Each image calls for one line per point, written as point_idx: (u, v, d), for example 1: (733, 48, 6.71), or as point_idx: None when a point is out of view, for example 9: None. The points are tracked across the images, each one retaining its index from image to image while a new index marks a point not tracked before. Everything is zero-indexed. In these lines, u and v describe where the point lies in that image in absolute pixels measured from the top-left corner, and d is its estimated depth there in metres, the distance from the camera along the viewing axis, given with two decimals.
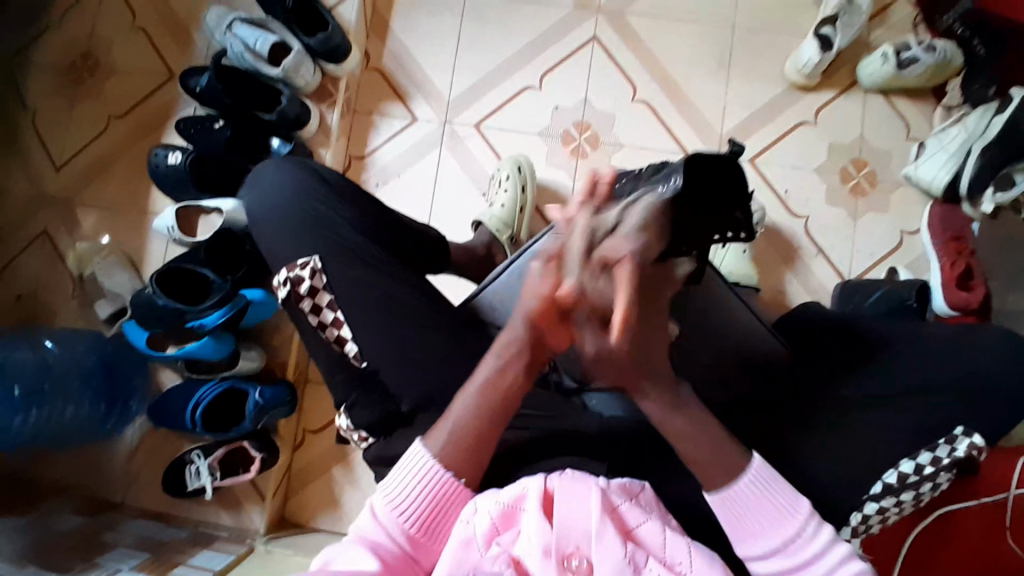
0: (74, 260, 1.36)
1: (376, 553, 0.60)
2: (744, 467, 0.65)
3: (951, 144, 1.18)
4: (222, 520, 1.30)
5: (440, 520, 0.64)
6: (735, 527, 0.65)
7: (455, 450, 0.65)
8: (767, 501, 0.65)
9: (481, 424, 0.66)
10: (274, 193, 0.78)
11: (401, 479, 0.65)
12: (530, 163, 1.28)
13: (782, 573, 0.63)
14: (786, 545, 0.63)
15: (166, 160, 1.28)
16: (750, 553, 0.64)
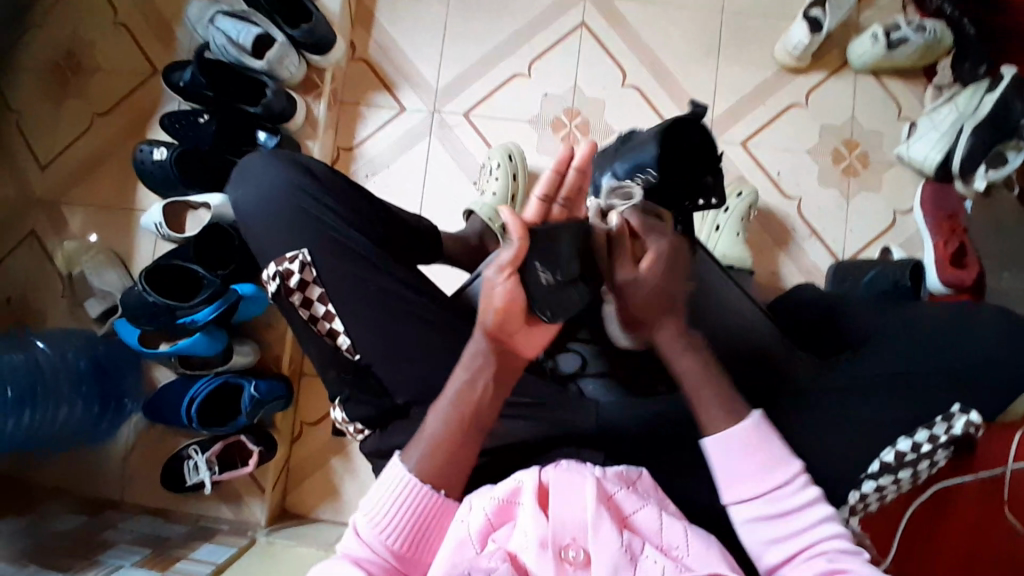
0: (62, 261, 1.34)
1: (358, 565, 0.60)
2: (743, 423, 0.64)
3: (942, 123, 1.17)
4: (221, 515, 1.30)
5: (423, 528, 0.62)
6: (723, 472, 0.64)
7: (436, 465, 0.63)
8: (761, 455, 0.63)
9: (458, 438, 0.64)
10: (260, 186, 0.77)
11: (380, 498, 0.63)
12: (521, 150, 1.26)
13: (761, 524, 0.63)
14: (772, 497, 0.62)
15: (150, 157, 1.26)
16: (733, 499, 0.64)
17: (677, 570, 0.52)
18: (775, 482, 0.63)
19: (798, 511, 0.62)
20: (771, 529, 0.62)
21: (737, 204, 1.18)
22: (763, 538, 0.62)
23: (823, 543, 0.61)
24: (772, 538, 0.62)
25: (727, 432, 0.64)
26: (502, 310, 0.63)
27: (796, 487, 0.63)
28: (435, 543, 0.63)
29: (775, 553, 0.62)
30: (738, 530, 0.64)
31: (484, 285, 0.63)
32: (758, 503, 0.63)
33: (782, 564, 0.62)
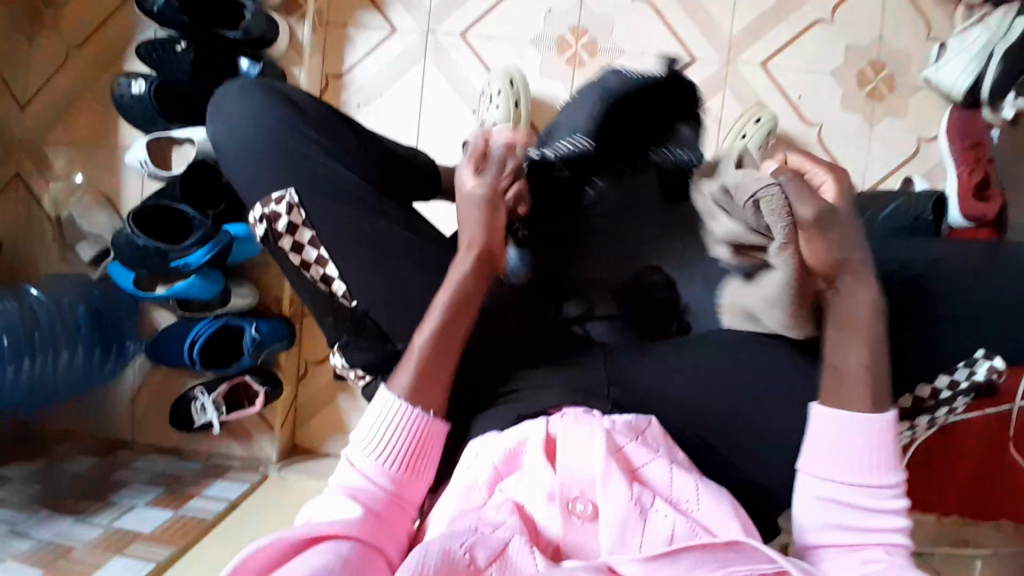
0: (49, 204, 1.31)
1: (356, 498, 0.57)
2: (875, 414, 0.58)
3: (972, 45, 1.07)
4: (232, 452, 1.31)
5: (422, 456, 0.62)
6: (819, 446, 0.59)
7: (422, 378, 0.62)
8: (875, 448, 0.58)
9: (442, 348, 0.63)
10: (240, 119, 0.71)
11: (377, 428, 0.61)
12: (523, 74, 1.18)
13: (830, 507, 0.58)
14: (860, 487, 0.57)
15: (130, 91, 1.17)
16: (818, 475, 0.59)
17: (687, 528, 0.51)
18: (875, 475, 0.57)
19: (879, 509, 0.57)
20: (840, 514, 0.57)
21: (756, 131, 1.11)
22: (824, 518, 0.58)
23: (886, 545, 0.57)
24: (836, 522, 0.57)
25: (857, 421, 0.57)
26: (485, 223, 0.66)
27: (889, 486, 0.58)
28: (432, 467, 0.63)
29: (828, 535, 0.58)
30: (800, 500, 0.60)
31: (466, 206, 0.67)
32: (846, 489, 0.58)
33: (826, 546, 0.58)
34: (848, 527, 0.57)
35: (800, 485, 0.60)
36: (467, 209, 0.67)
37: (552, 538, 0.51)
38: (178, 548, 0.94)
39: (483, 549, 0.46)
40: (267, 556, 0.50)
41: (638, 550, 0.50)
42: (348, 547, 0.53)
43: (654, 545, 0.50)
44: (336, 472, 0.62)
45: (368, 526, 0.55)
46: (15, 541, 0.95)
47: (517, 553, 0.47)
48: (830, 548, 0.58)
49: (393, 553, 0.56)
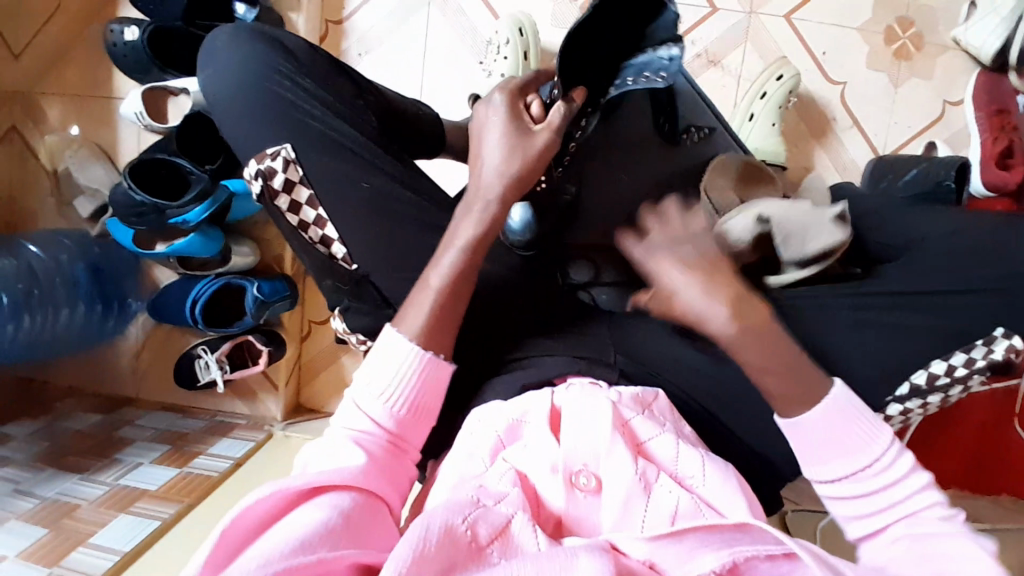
0: (46, 156, 1.27)
1: (360, 446, 0.56)
2: (830, 395, 0.54)
3: (1005, 5, 1.00)
4: (237, 409, 1.32)
5: (430, 400, 0.60)
6: (804, 453, 0.55)
7: (433, 325, 0.60)
8: (853, 429, 0.54)
9: (455, 294, 0.61)
10: (232, 68, 0.67)
11: (387, 370, 0.59)
12: (533, 23, 1.12)
13: (847, 500, 0.55)
14: (860, 470, 0.54)
15: (123, 38, 1.12)
16: (817, 477, 0.55)
17: (691, 504, 0.50)
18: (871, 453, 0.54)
19: (897, 483, 0.53)
20: (857, 505, 0.54)
21: (777, 90, 1.06)
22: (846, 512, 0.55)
23: (918, 513, 0.53)
24: (858, 514, 0.54)
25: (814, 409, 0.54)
26: (514, 167, 0.63)
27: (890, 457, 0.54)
28: (435, 412, 0.61)
29: (858, 527, 0.55)
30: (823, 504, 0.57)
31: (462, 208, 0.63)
32: (851, 477, 0.54)
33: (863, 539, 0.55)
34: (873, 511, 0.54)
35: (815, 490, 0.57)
36: (500, 147, 0.63)
37: (554, 510, 0.50)
38: (182, 507, 0.96)
39: (485, 524, 0.46)
40: (269, 505, 0.48)
41: (640, 525, 0.49)
42: (349, 500, 0.51)
43: (656, 522, 0.49)
44: (340, 411, 0.59)
45: (370, 474, 0.54)
46: (19, 499, 0.96)
47: (520, 529, 0.46)
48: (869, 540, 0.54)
49: (393, 498, 0.56)
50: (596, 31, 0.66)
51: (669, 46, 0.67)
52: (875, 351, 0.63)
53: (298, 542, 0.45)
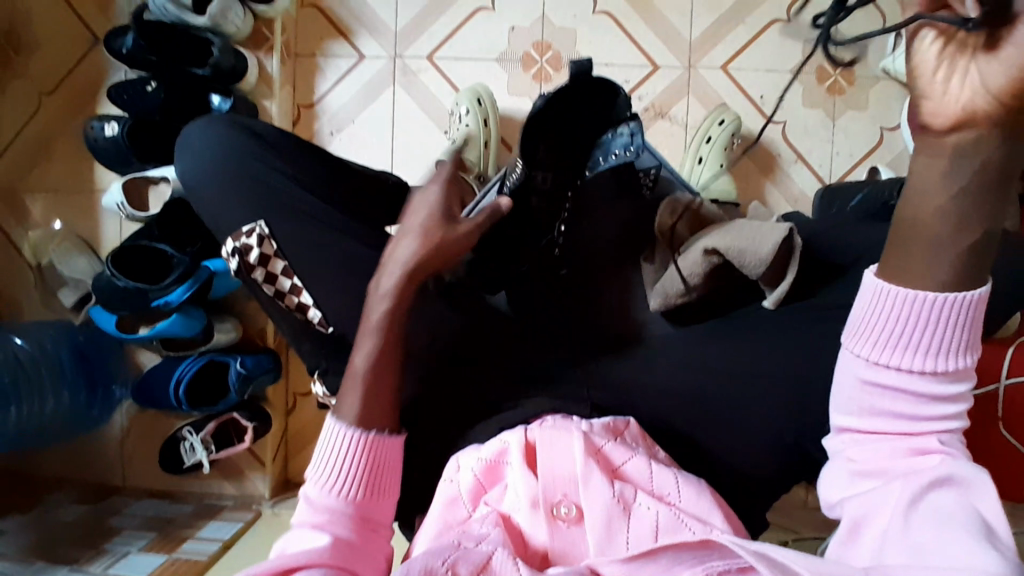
0: (30, 251, 1.28)
1: (326, 527, 0.57)
2: (926, 287, 0.41)
3: None
4: (226, 490, 1.30)
5: (383, 477, 0.61)
6: (871, 318, 0.43)
7: (368, 407, 0.60)
8: (937, 332, 0.41)
9: (383, 375, 0.61)
10: (207, 154, 0.72)
11: (330, 457, 0.59)
12: (490, 92, 1.21)
13: (879, 391, 0.45)
14: (906, 373, 0.43)
15: (103, 133, 1.17)
16: (860, 350, 0.45)
17: (672, 516, 0.52)
18: (934, 363, 0.42)
19: (935, 405, 0.44)
20: (878, 399, 0.45)
21: (720, 134, 1.15)
22: (862, 406, 0.46)
23: (924, 470, 0.44)
24: (863, 416, 0.46)
25: (903, 291, 0.41)
26: (429, 246, 0.61)
27: (953, 373, 0.43)
28: (396, 485, 0.62)
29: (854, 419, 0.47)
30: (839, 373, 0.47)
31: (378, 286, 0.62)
32: (896, 374, 0.44)
33: (848, 442, 0.48)
34: (886, 423, 0.45)
35: (837, 364, 0.47)
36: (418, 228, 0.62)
37: (539, 544, 0.52)
38: None
39: (466, 564, 0.46)
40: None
41: (625, 548, 0.51)
42: None
43: (641, 539, 0.51)
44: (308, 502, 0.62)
45: (337, 551, 0.55)
46: None
47: (501, 563, 0.47)
48: (854, 444, 0.47)
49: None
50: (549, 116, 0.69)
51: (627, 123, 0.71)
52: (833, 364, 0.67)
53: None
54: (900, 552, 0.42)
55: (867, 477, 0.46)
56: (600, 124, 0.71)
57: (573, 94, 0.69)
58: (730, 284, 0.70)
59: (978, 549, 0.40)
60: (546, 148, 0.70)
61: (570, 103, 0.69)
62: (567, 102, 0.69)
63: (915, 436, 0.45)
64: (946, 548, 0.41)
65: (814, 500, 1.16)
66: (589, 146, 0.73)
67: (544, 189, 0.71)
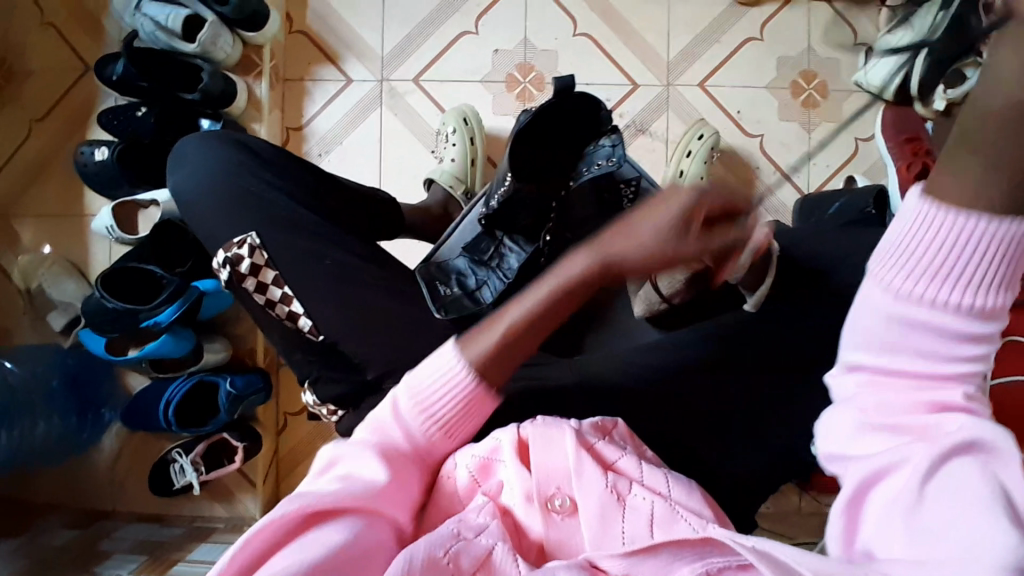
0: (18, 275, 1.28)
1: (383, 460, 0.54)
2: (979, 210, 0.38)
3: (898, 46, 1.13)
4: (217, 513, 1.29)
5: (463, 425, 0.58)
6: (904, 249, 0.42)
7: (495, 354, 0.57)
8: (975, 269, 0.40)
9: (523, 334, 0.58)
10: (199, 169, 0.74)
11: (431, 377, 0.58)
12: (476, 112, 1.24)
13: (900, 330, 0.43)
14: (937, 308, 0.41)
15: (93, 158, 1.19)
16: (891, 279, 0.43)
17: (666, 509, 0.53)
18: (967, 298, 0.40)
19: (962, 345, 0.42)
20: (900, 338, 0.43)
21: (700, 148, 1.18)
22: (883, 346, 0.44)
23: (940, 430, 0.43)
24: (884, 357, 0.44)
25: (950, 214, 0.39)
26: (651, 259, 0.56)
27: (984, 315, 0.41)
28: (466, 436, 0.59)
29: (876, 357, 0.45)
30: (860, 307, 0.46)
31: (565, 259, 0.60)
32: (925, 309, 0.42)
33: (862, 384, 0.46)
34: (906, 365, 0.44)
35: (857, 298, 0.45)
36: (650, 233, 0.56)
37: (535, 537, 0.53)
38: None
39: (467, 556, 0.47)
40: (290, 526, 0.47)
41: (622, 538, 0.52)
42: (363, 524, 0.49)
43: (637, 532, 0.52)
44: (376, 410, 0.59)
45: (390, 493, 0.53)
46: None
47: (501, 559, 0.48)
48: (869, 394, 0.45)
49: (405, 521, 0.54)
50: (537, 124, 0.71)
51: (610, 136, 0.72)
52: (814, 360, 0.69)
53: (307, 562, 0.43)
54: (904, 525, 0.41)
55: (878, 432, 0.45)
56: (585, 136, 0.73)
57: (559, 109, 0.71)
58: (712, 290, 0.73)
59: (990, 525, 0.38)
60: (540, 157, 0.73)
61: (558, 116, 0.72)
62: (552, 118, 0.72)
63: (937, 391, 0.43)
64: (956, 523, 0.39)
65: (807, 506, 1.17)
66: (575, 158, 0.74)
67: (531, 198, 0.73)
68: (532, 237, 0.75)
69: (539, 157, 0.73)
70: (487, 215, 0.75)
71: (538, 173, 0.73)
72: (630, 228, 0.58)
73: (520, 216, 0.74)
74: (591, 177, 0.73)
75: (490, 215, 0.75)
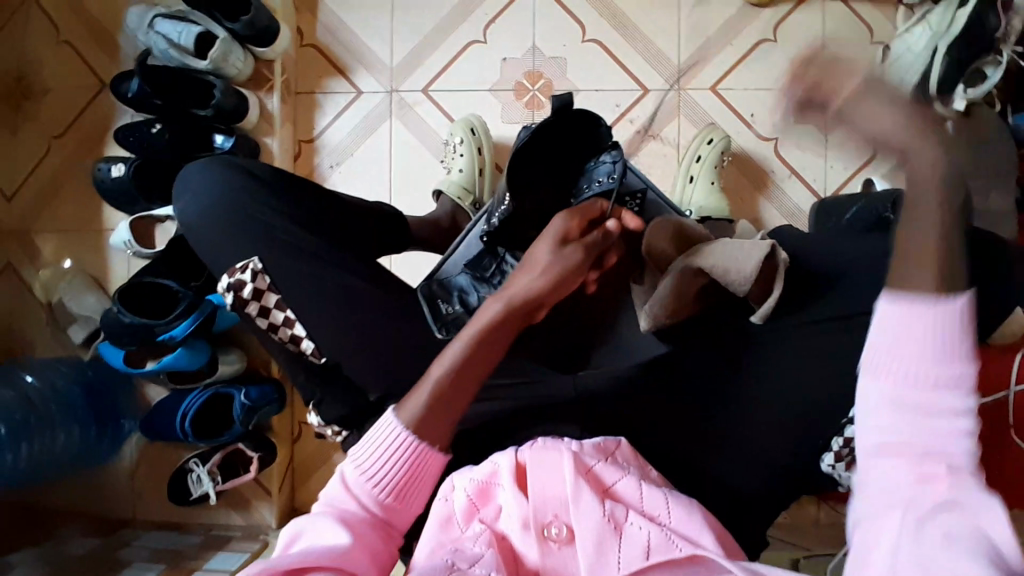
0: (40, 289, 1.32)
1: (345, 524, 0.56)
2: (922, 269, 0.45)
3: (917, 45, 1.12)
4: (233, 521, 1.30)
5: (415, 484, 0.60)
6: (877, 341, 0.46)
7: (430, 413, 0.60)
8: (945, 343, 0.43)
9: (455, 386, 0.61)
10: (202, 192, 0.75)
11: (370, 443, 0.60)
12: (483, 122, 1.24)
13: (894, 407, 0.45)
14: (919, 382, 0.44)
15: (110, 174, 1.21)
16: (874, 365, 0.46)
17: (662, 537, 0.52)
18: (939, 370, 0.44)
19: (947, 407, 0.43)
20: (898, 415, 0.44)
21: (709, 153, 1.17)
22: (880, 423, 0.45)
23: (935, 495, 0.43)
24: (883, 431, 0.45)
25: (903, 296, 0.45)
26: (552, 280, 0.65)
27: (959, 385, 0.43)
28: (422, 494, 0.61)
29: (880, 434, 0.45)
30: (860, 401, 0.47)
31: (483, 311, 0.64)
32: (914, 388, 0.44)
33: (864, 462, 0.46)
34: (897, 441, 0.44)
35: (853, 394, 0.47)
36: (545, 255, 0.66)
37: (531, 564, 0.53)
38: None
39: None
40: None
41: (617, 566, 0.52)
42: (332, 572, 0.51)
43: (632, 559, 0.52)
44: (327, 488, 0.61)
45: (358, 550, 0.54)
46: None
47: None
48: (869, 472, 0.46)
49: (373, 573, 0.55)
50: (534, 145, 0.70)
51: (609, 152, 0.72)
52: (829, 379, 0.67)
53: None
54: None
55: (880, 507, 0.44)
56: (586, 152, 0.73)
57: (558, 128, 0.70)
58: (717, 301, 0.72)
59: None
60: (538, 176, 0.72)
61: (558, 134, 0.71)
62: (554, 136, 0.71)
63: (928, 462, 0.43)
64: None
65: (826, 516, 1.15)
66: (576, 174, 0.74)
67: (534, 217, 0.74)
68: None
69: (538, 172, 0.72)
70: (489, 233, 0.75)
71: (539, 189, 0.73)
72: (531, 258, 0.67)
73: (520, 232, 0.75)
74: (593, 193, 0.72)
75: (492, 232, 0.75)
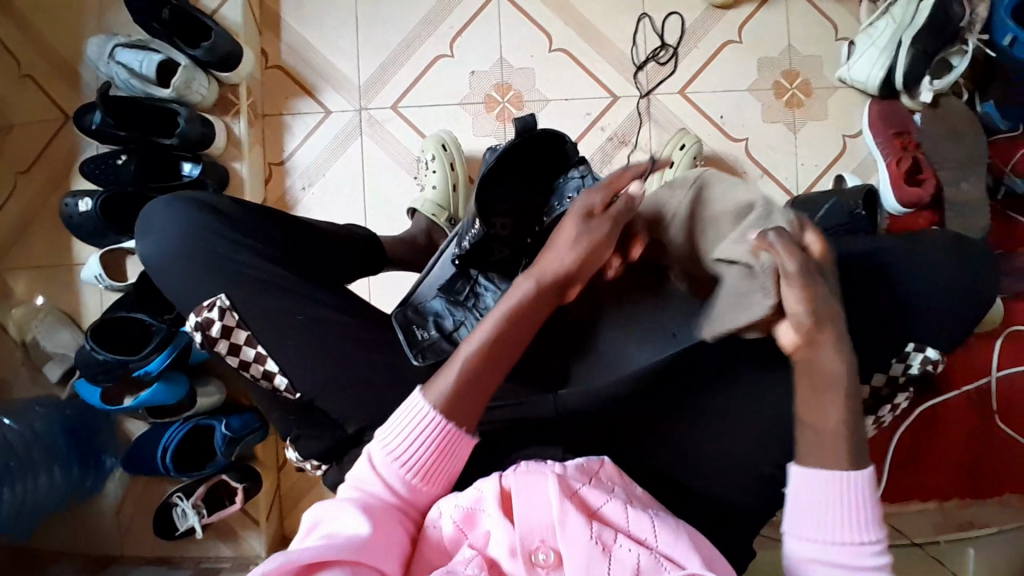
0: (13, 328, 1.28)
1: (366, 512, 0.56)
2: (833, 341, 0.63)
3: (880, 39, 1.14)
4: (223, 553, 1.28)
5: (443, 466, 0.61)
6: (800, 508, 0.61)
7: (457, 396, 0.61)
8: (852, 512, 0.60)
9: (485, 365, 0.63)
10: (166, 229, 0.73)
11: (399, 424, 0.61)
12: (454, 137, 1.23)
13: (825, 566, 0.59)
14: (847, 548, 0.59)
15: (77, 209, 1.19)
16: (802, 535, 0.61)
17: (652, 560, 0.53)
18: (854, 534, 0.59)
19: (864, 560, 0.59)
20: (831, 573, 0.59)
21: (682, 158, 1.17)
22: None
23: None
24: None
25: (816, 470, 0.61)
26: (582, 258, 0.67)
27: (871, 544, 0.59)
28: (448, 477, 0.62)
29: None
30: (792, 564, 0.61)
31: (515, 290, 0.66)
32: (834, 550, 0.59)
33: None
34: None
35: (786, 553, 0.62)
36: (575, 232, 0.67)
37: None
38: None
39: None
40: None
41: None
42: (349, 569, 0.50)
43: None
44: (355, 469, 0.62)
45: (379, 538, 0.54)
46: None
47: None
48: None
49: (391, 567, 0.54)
50: (498, 171, 0.73)
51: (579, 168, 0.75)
52: None
53: None
54: None
55: None
56: (555, 171, 0.76)
57: (525, 149, 0.74)
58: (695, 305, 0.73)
59: None
60: (507, 198, 0.75)
61: (524, 154, 0.74)
62: (518, 157, 0.74)
63: None
64: None
65: None
66: (547, 193, 0.77)
67: (506, 237, 0.75)
68: (507, 274, 0.78)
69: (507, 192, 0.75)
70: (460, 255, 0.76)
71: (512, 210, 0.75)
72: (561, 241, 0.68)
73: (491, 253, 0.76)
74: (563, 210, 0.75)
75: (464, 255, 0.76)
